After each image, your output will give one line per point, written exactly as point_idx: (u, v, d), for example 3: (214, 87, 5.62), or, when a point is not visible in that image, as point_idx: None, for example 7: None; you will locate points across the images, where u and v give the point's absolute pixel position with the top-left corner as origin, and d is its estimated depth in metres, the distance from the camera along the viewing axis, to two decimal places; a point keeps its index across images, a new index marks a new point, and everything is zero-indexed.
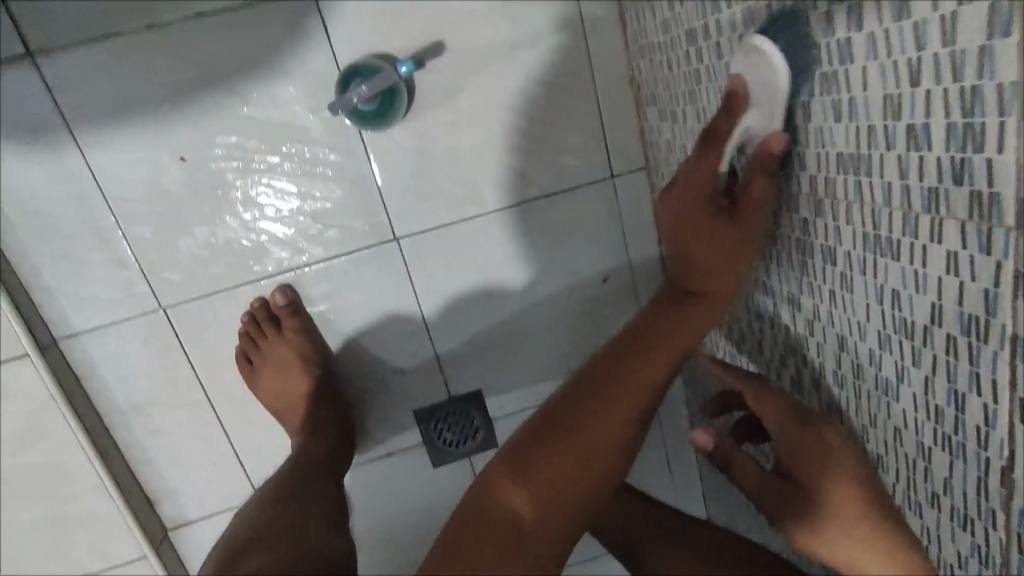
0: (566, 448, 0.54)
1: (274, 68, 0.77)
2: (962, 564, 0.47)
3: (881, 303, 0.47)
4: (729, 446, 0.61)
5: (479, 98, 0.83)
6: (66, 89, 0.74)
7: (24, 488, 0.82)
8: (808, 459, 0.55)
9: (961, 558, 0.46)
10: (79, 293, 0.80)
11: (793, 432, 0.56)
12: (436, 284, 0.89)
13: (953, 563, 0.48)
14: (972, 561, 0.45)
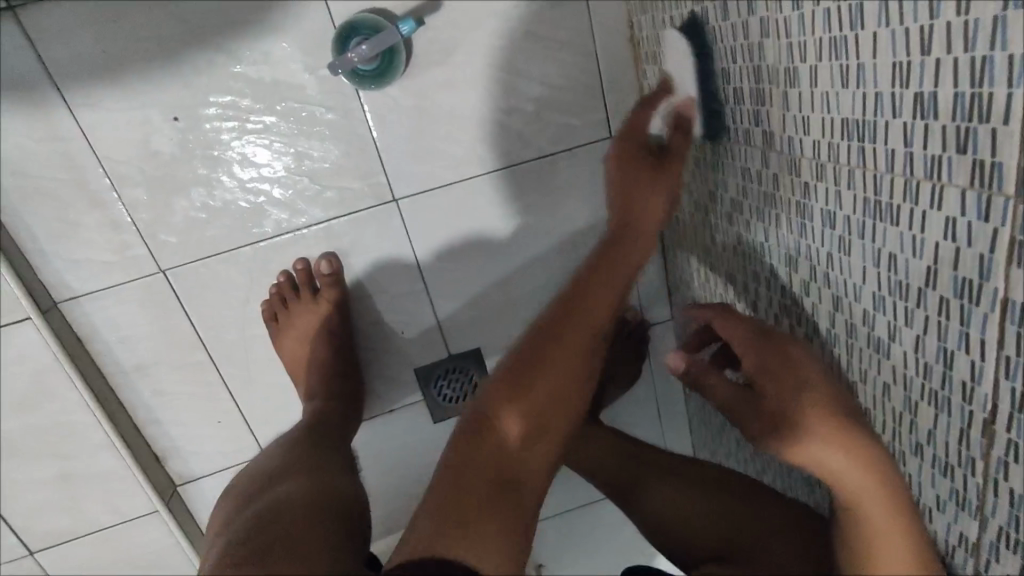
0: (545, 384, 0.57)
1: (267, 23, 0.75)
2: (940, 508, 0.50)
3: (878, 266, 0.49)
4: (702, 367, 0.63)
5: (478, 55, 0.81)
6: (51, 46, 0.71)
7: (33, 449, 0.83)
8: (769, 357, 0.57)
9: (941, 502, 0.50)
10: (76, 256, 0.79)
11: (759, 348, 0.58)
12: (436, 245, 0.89)
13: (931, 506, 0.51)
14: (949, 504, 0.49)
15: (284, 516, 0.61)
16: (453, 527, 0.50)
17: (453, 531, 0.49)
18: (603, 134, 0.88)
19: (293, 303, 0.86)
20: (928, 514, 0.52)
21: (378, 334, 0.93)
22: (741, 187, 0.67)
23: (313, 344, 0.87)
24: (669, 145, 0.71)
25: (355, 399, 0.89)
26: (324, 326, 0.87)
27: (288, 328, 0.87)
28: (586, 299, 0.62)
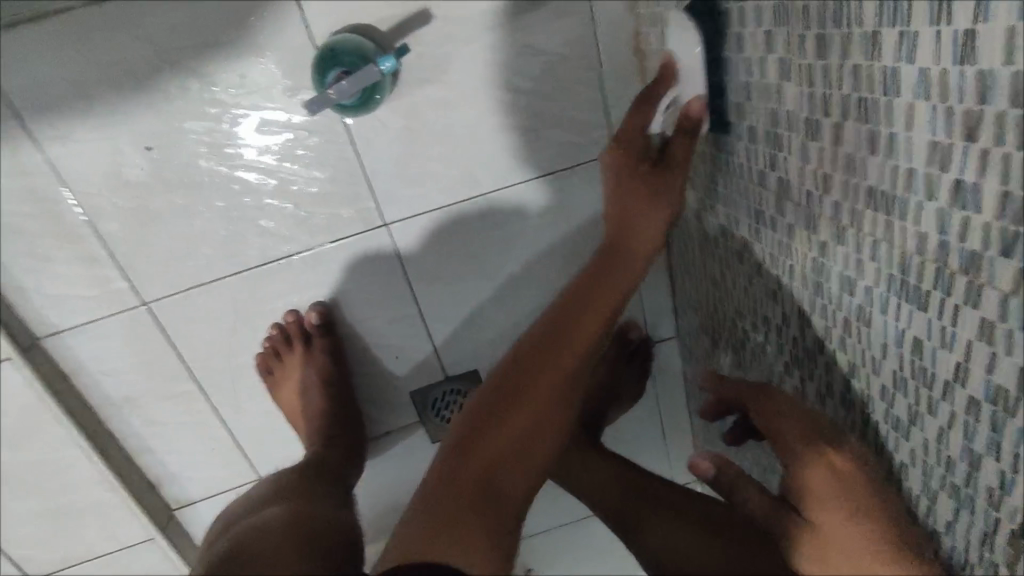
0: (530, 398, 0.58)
1: (241, 44, 0.69)
2: None
3: (901, 346, 0.45)
4: (733, 471, 0.62)
5: (470, 71, 0.75)
6: (13, 75, 0.66)
7: (23, 483, 0.82)
8: (806, 455, 0.55)
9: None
10: (54, 291, 0.76)
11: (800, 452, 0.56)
12: (430, 270, 0.85)
13: None
14: None
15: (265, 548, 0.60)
16: (441, 530, 0.48)
17: (438, 532, 0.47)
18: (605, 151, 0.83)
19: (286, 353, 0.84)
20: None
21: (371, 358, 0.90)
22: (753, 227, 0.62)
23: (308, 391, 0.86)
24: (669, 156, 0.64)
25: (355, 442, 0.87)
26: (317, 377, 0.86)
27: (284, 380, 0.86)
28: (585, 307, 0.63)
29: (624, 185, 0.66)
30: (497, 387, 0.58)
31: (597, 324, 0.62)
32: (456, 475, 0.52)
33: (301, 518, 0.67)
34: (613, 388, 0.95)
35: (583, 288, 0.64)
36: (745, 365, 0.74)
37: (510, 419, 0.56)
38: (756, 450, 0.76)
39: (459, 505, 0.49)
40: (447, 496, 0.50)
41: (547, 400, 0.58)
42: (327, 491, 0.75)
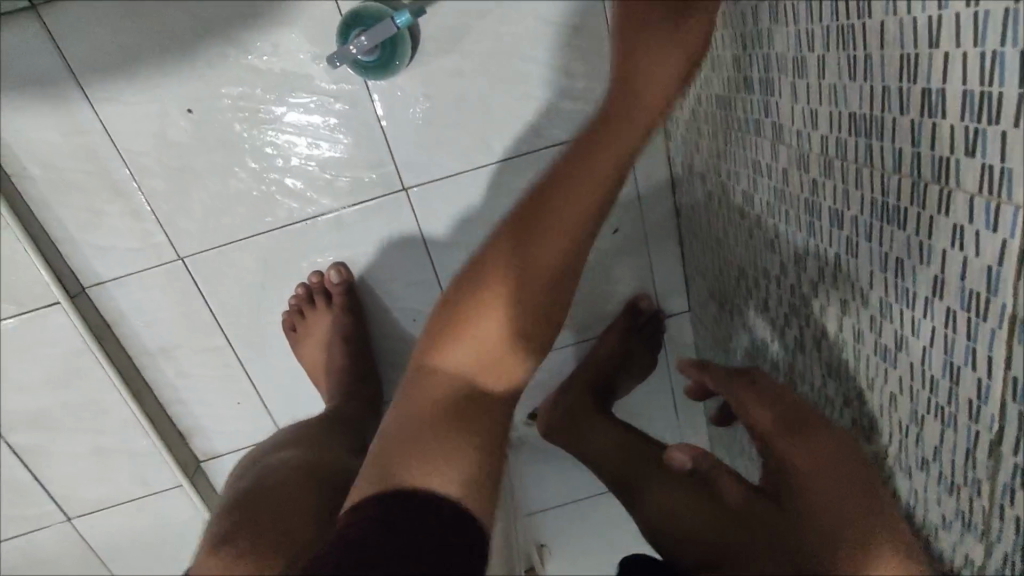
0: (465, 345, 0.55)
1: (275, 15, 0.75)
2: (945, 527, 0.48)
3: (886, 271, 0.46)
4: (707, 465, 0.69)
5: (486, 42, 0.80)
6: (73, 41, 0.73)
7: (65, 425, 0.88)
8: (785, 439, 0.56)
9: (946, 522, 0.47)
10: (101, 244, 0.82)
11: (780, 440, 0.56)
12: (447, 235, 0.89)
13: (937, 525, 0.49)
14: (955, 524, 0.46)
15: (286, 512, 0.61)
16: (405, 452, 0.51)
17: (442, 451, 0.51)
18: None
19: (309, 310, 0.88)
20: (934, 534, 0.50)
21: (390, 321, 0.94)
22: (753, 180, 0.64)
23: (329, 348, 0.89)
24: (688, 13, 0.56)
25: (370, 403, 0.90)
26: (339, 335, 0.89)
27: (307, 337, 0.90)
28: (545, 219, 0.55)
29: (637, 36, 0.57)
30: (442, 334, 0.56)
31: (578, 218, 0.55)
32: (430, 424, 0.53)
33: (313, 462, 0.70)
34: (625, 361, 0.95)
35: (588, 162, 0.56)
36: (751, 324, 0.75)
37: (449, 351, 0.55)
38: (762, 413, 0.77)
39: (430, 445, 0.51)
40: (428, 426, 0.53)
41: (492, 342, 0.55)
42: (332, 439, 0.77)
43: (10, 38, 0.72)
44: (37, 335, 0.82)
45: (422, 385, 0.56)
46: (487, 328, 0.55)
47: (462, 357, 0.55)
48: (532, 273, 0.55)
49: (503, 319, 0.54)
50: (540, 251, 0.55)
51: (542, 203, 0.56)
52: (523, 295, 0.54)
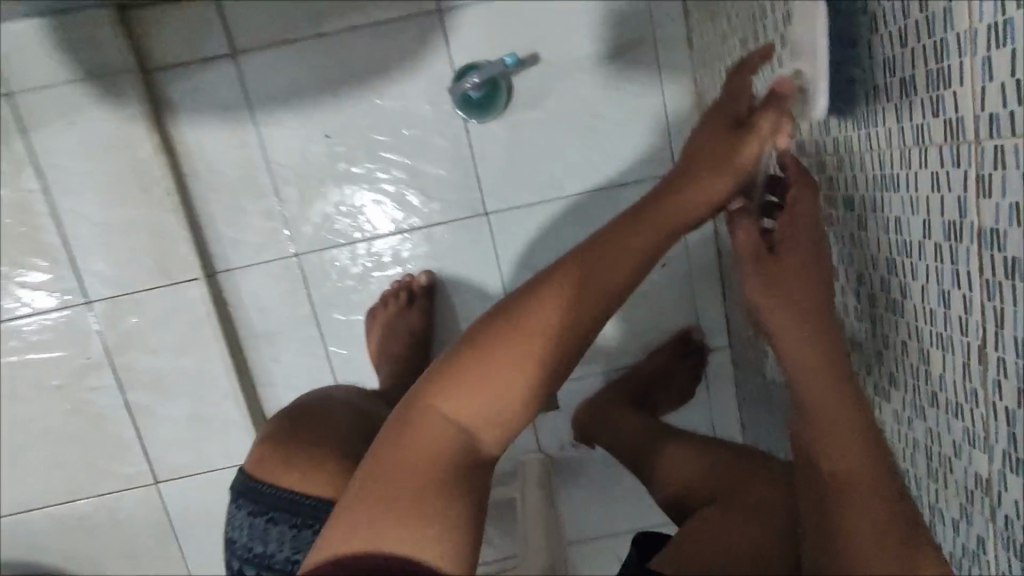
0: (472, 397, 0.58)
1: (405, 70, 0.98)
2: (957, 453, 0.55)
3: (889, 231, 0.58)
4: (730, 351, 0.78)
5: (564, 100, 1.00)
6: (253, 79, 0.96)
7: (176, 390, 1.02)
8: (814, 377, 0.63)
9: (957, 446, 0.55)
10: (237, 237, 1.01)
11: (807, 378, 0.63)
12: (517, 254, 1.04)
13: (951, 455, 0.56)
14: (964, 445, 0.54)
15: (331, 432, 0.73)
16: (407, 480, 0.57)
17: (414, 427, 0.59)
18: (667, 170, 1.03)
19: (391, 304, 1.01)
20: (950, 466, 0.56)
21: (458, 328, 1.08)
22: None
23: (401, 339, 1.01)
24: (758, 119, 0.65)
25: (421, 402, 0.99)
26: (405, 333, 1.01)
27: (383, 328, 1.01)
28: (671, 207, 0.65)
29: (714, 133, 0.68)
30: (456, 373, 0.59)
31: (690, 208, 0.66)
32: (432, 463, 0.57)
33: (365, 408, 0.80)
34: (664, 379, 1.05)
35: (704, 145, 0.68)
36: None
37: (472, 389, 0.59)
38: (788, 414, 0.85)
39: (423, 469, 0.57)
40: (405, 477, 0.57)
41: (508, 363, 0.58)
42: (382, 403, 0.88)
43: (208, 74, 0.95)
44: (175, 304, 0.99)
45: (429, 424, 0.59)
46: (496, 382, 0.58)
47: (438, 439, 0.58)
48: (591, 292, 0.61)
49: (506, 373, 0.59)
50: (616, 258, 0.62)
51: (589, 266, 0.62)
52: (531, 344, 0.59)
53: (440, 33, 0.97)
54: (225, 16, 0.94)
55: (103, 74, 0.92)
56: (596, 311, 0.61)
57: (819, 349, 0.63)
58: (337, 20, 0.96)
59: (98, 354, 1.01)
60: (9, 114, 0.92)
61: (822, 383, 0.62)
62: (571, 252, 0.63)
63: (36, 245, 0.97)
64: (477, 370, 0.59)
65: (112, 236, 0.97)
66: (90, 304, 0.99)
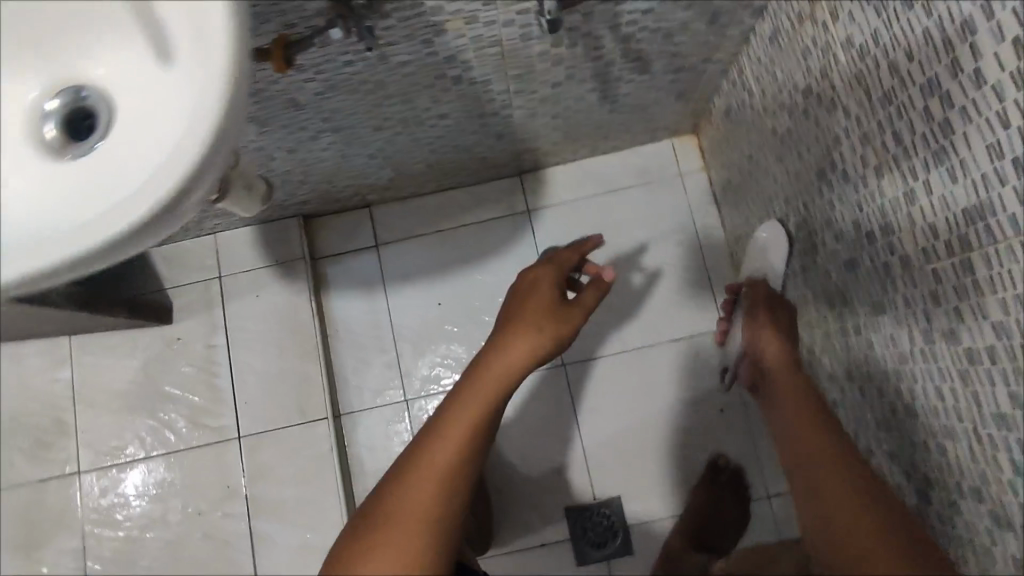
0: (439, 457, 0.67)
1: (501, 254, 1.28)
2: (990, 536, 0.62)
3: (887, 349, 0.73)
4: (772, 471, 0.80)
5: (626, 275, 1.26)
6: (389, 262, 1.28)
7: (293, 518, 1.18)
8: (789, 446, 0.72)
9: (989, 530, 0.62)
10: (362, 384, 1.24)
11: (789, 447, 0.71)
12: (587, 400, 1.23)
13: (986, 540, 0.63)
14: (992, 526, 0.62)
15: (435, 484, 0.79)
16: (391, 538, 0.63)
17: (396, 489, 0.65)
18: (716, 329, 1.24)
19: None
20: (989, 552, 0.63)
21: (538, 469, 1.21)
22: (806, 334, 0.95)
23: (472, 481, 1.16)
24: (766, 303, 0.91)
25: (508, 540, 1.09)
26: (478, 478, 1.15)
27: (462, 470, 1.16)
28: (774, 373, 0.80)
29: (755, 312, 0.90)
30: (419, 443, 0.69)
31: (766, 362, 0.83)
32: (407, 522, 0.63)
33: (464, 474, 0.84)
34: (717, 532, 1.14)
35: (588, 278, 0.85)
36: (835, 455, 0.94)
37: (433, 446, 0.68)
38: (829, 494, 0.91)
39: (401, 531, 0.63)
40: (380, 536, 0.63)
41: (458, 427, 0.69)
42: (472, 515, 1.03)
43: (357, 261, 1.29)
44: (305, 439, 1.20)
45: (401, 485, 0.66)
46: (442, 444, 0.68)
47: (416, 496, 0.65)
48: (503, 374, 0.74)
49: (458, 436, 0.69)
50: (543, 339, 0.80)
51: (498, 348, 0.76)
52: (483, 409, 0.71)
53: (528, 226, 1.28)
54: (373, 221, 1.30)
55: (284, 262, 1.26)
56: (536, 346, 0.76)
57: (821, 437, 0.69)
58: (452, 220, 1.29)
59: (236, 483, 1.19)
60: (214, 291, 1.26)
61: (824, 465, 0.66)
62: (530, 314, 0.78)
63: (208, 388, 1.23)
64: (435, 440, 0.68)
65: (268, 382, 1.22)
66: (240, 438, 1.20)
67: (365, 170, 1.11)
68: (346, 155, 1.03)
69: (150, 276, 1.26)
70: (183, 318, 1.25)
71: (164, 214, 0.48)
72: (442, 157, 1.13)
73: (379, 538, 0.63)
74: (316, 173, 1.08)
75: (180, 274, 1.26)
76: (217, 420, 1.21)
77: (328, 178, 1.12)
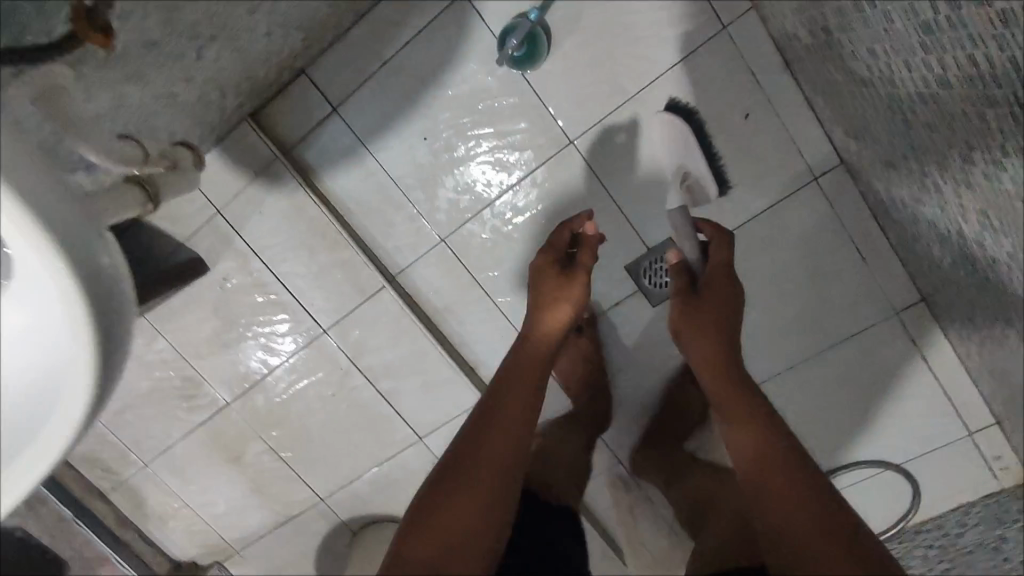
0: (484, 445, 0.89)
1: (460, 57, 1.14)
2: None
3: (913, 14, 0.62)
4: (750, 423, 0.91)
5: (600, 13, 1.11)
6: (356, 121, 1.19)
7: (403, 370, 1.34)
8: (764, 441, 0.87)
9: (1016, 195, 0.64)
10: (398, 245, 1.28)
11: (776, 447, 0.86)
12: (609, 164, 1.17)
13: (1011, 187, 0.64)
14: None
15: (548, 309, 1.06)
16: (433, 484, 0.86)
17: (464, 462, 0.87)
18: (718, 27, 1.10)
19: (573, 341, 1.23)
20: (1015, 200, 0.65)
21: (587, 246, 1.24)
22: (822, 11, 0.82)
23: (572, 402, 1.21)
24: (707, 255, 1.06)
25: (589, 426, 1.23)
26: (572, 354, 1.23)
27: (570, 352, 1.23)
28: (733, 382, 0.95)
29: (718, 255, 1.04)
30: (475, 424, 0.92)
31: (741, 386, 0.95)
32: (467, 489, 0.84)
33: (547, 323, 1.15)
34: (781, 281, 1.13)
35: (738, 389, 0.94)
36: (876, 127, 0.89)
37: (489, 438, 0.90)
38: (936, 166, 0.78)
39: (441, 483, 0.85)
40: (440, 498, 0.83)
41: (520, 397, 0.96)
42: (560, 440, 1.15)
43: (327, 134, 1.20)
44: (379, 311, 1.30)
45: (462, 447, 0.90)
46: (506, 421, 0.93)
47: (486, 457, 0.88)
48: (534, 346, 1.03)
49: (516, 417, 0.93)
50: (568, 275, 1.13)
51: (537, 289, 1.07)
52: (519, 393, 0.96)
53: (472, 9, 1.12)
54: (317, 85, 1.18)
55: (262, 170, 1.21)
56: (553, 265, 1.07)
57: (779, 451, 0.85)
58: (391, 44, 1.14)
59: (346, 365, 1.35)
60: (223, 225, 1.26)
61: (801, 511, 0.78)
62: (545, 255, 1.08)
63: (276, 306, 1.32)
64: (509, 396, 0.95)
65: (320, 280, 1.29)
66: (327, 332, 1.33)
67: (272, 45, 0.97)
68: (242, 44, 0.90)
69: (165, 238, 1.28)
70: (216, 260, 1.29)
71: (111, 370, 0.46)
72: None
73: (445, 488, 0.84)
74: (229, 76, 0.96)
75: (187, 223, 1.27)
76: (302, 327, 1.33)
77: (247, 73, 0.99)
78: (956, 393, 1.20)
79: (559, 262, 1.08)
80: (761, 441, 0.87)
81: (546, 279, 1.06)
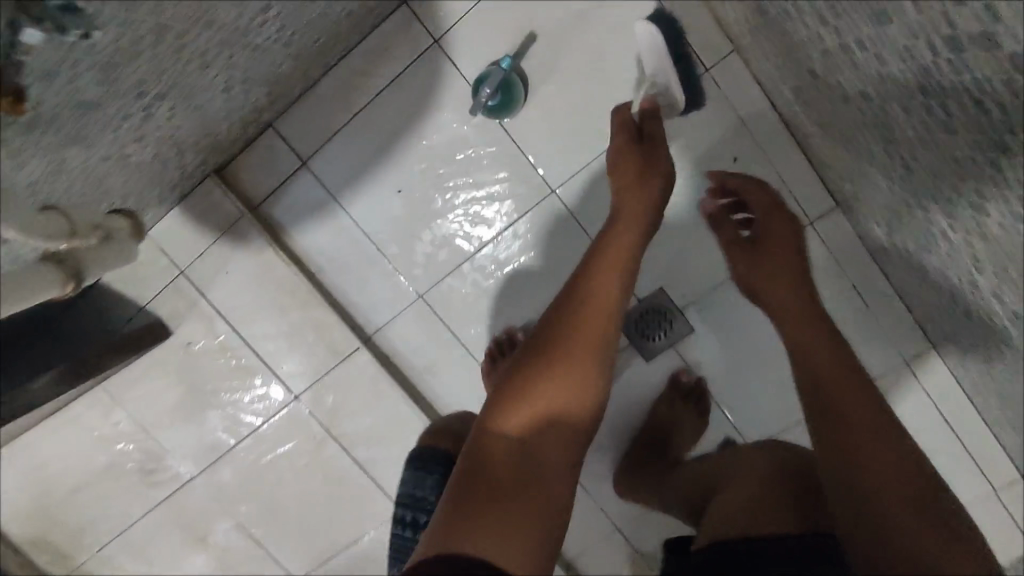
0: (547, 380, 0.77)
1: (433, 107, 1.10)
2: None
3: (907, 59, 0.58)
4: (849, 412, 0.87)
5: (576, 60, 1.07)
6: (326, 175, 1.13)
7: (381, 436, 1.25)
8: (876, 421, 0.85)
9: None
10: (373, 302, 1.20)
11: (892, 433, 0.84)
12: (593, 213, 1.12)
13: None
14: None
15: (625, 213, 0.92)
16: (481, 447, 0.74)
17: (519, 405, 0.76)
18: (699, 71, 1.06)
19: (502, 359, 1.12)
20: None
21: None
22: (807, 54, 0.78)
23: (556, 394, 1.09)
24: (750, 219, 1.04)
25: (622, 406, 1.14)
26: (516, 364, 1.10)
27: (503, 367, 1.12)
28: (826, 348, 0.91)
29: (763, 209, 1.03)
30: (529, 362, 0.79)
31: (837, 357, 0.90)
32: (521, 445, 0.73)
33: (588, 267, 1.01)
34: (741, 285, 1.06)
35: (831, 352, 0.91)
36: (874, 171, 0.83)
37: (547, 380, 0.77)
38: (945, 212, 0.72)
39: (491, 441, 0.74)
40: (494, 462, 0.72)
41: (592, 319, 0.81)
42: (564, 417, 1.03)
43: (295, 189, 1.15)
44: (355, 373, 1.21)
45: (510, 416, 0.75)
46: (569, 353, 0.79)
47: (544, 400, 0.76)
48: (620, 248, 0.88)
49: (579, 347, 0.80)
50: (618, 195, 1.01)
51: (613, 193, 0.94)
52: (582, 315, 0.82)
53: (444, 58, 1.08)
54: (284, 139, 1.12)
55: (227, 227, 1.15)
56: (626, 160, 0.94)
57: (896, 438, 0.83)
58: (361, 95, 1.10)
59: (320, 431, 1.25)
60: (186, 287, 1.19)
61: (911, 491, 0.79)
62: (616, 149, 0.96)
63: (244, 371, 1.23)
64: (571, 322, 0.81)
65: (292, 341, 1.21)
66: (298, 398, 1.24)
67: (233, 101, 0.92)
68: (199, 102, 0.85)
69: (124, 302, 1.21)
70: (180, 324, 1.21)
71: None
72: (301, 37, 0.90)
73: (498, 446, 0.73)
74: (187, 134, 0.90)
75: (149, 286, 1.20)
76: (271, 392, 1.24)
77: (206, 129, 0.94)
78: (974, 445, 1.12)
79: (634, 150, 0.95)
80: (875, 410, 0.85)
81: (626, 184, 0.94)
